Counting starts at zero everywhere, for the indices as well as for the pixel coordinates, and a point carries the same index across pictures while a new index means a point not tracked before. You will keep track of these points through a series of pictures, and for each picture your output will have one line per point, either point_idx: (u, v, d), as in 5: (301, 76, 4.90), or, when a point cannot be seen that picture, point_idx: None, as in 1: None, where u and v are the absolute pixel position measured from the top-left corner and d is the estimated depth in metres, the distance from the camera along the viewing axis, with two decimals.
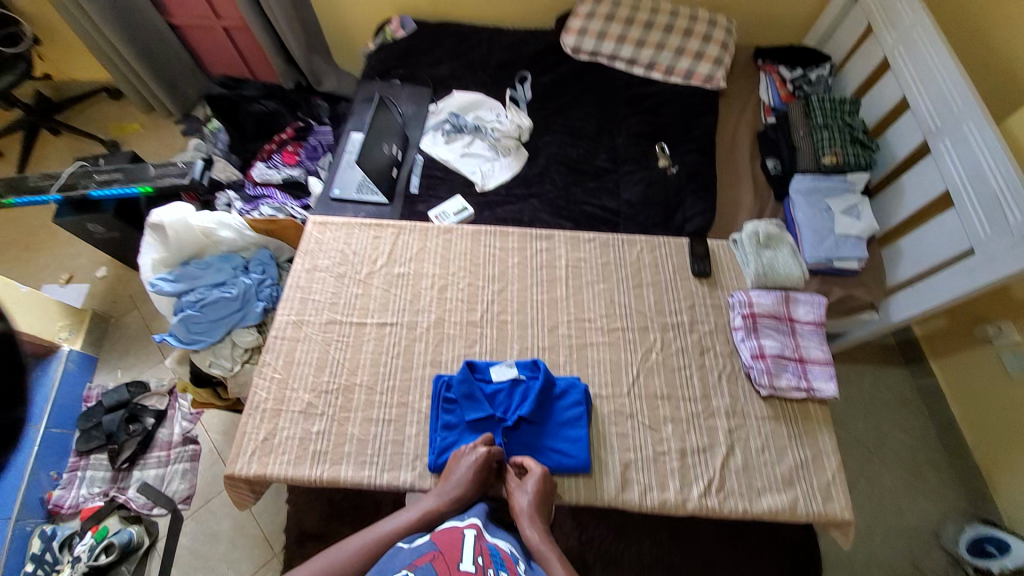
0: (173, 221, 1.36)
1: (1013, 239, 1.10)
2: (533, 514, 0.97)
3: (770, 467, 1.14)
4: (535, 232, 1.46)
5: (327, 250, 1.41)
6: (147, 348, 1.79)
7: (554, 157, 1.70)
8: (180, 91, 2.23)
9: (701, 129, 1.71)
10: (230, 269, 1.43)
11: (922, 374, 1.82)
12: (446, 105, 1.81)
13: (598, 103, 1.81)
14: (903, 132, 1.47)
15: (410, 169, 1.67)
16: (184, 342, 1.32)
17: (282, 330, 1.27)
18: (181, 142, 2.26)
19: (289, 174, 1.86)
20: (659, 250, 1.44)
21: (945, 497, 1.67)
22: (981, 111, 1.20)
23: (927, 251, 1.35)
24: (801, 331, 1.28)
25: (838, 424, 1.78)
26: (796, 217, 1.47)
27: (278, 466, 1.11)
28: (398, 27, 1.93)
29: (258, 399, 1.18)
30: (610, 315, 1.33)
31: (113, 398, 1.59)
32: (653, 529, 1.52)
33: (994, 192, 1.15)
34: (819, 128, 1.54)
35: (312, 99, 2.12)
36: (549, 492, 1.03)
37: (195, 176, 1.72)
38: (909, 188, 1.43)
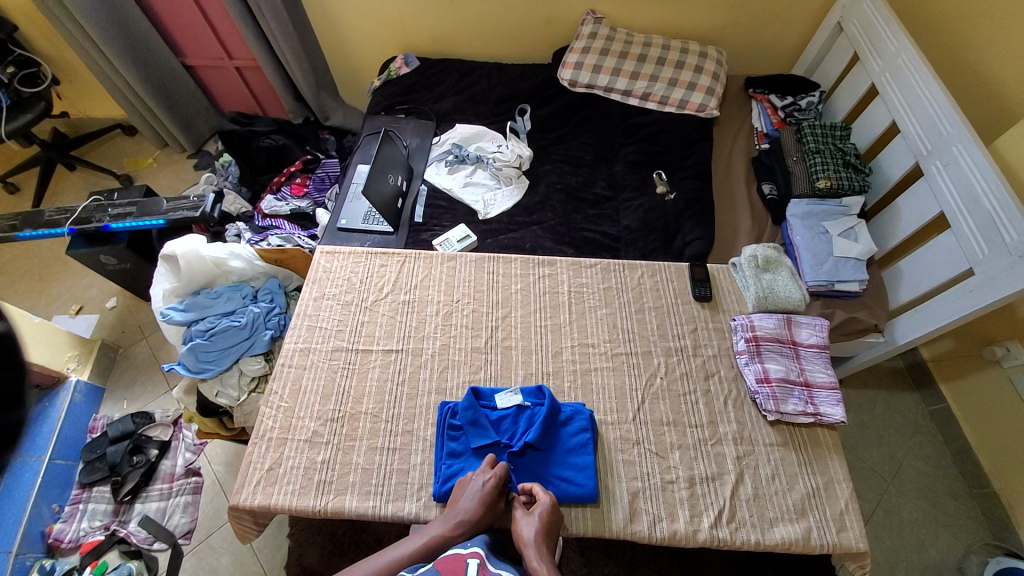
0: (185, 252, 1.39)
1: (1012, 258, 1.11)
2: (539, 544, 0.93)
3: (781, 496, 1.12)
4: (537, 259, 1.48)
5: (334, 278, 1.43)
6: (153, 378, 1.80)
7: (555, 185, 1.75)
8: (193, 127, 2.32)
9: (696, 156, 1.76)
10: (239, 299, 1.45)
11: (934, 398, 1.79)
12: (449, 138, 1.87)
13: (596, 133, 1.87)
14: (895, 156, 1.50)
15: (415, 200, 1.72)
16: (192, 370, 1.33)
17: (288, 358, 1.28)
18: (193, 176, 2.33)
19: (297, 206, 1.92)
20: (659, 274, 1.46)
21: (968, 528, 1.61)
22: (968, 134, 1.23)
23: (927, 271, 1.35)
24: (804, 354, 1.27)
25: (851, 451, 1.74)
26: (794, 240, 1.49)
27: (282, 496, 1.09)
28: (402, 64, 2.02)
29: (264, 428, 1.18)
30: (613, 340, 1.33)
31: (119, 428, 1.59)
32: (665, 566, 1.48)
33: (989, 212, 1.17)
34: (812, 154, 1.57)
35: (319, 134, 2.22)
36: (555, 523, 1.00)
37: (207, 209, 1.75)
38: (905, 210, 1.45)
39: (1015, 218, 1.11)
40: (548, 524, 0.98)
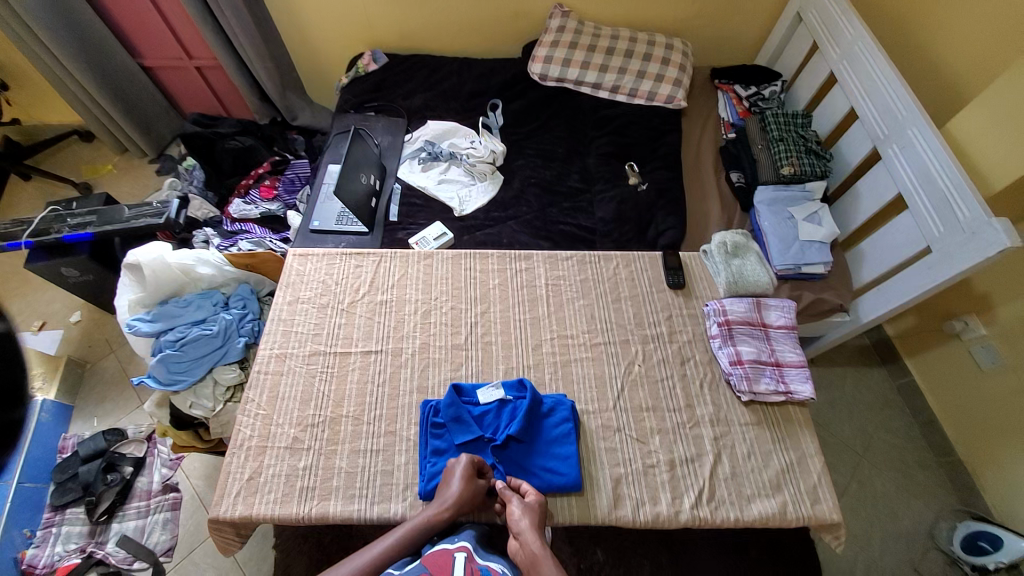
0: (150, 259, 1.36)
1: (965, 235, 1.16)
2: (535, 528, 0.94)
3: (758, 473, 1.16)
4: (514, 253, 1.48)
5: (308, 282, 1.41)
6: (124, 393, 1.74)
7: (529, 180, 1.75)
8: (154, 131, 2.24)
9: (666, 147, 1.79)
10: (210, 306, 1.41)
11: (900, 373, 1.87)
12: (421, 135, 1.86)
13: (567, 126, 1.89)
14: (853, 141, 1.56)
15: (389, 199, 1.70)
16: (163, 383, 1.30)
17: (265, 365, 1.26)
18: (156, 181, 2.25)
19: (267, 209, 1.88)
20: (634, 264, 1.48)
21: (936, 495, 1.69)
22: (922, 117, 1.28)
23: (888, 251, 1.41)
24: (774, 336, 1.32)
25: (825, 428, 1.81)
26: (762, 226, 1.53)
27: (264, 506, 1.08)
28: (369, 60, 1.99)
29: (242, 437, 1.16)
30: (591, 330, 1.35)
31: (90, 447, 1.53)
32: (652, 551, 1.52)
33: (942, 192, 1.23)
34: (776, 141, 1.62)
35: (287, 134, 2.17)
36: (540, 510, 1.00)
37: (172, 215, 1.71)
38: (865, 193, 1.50)
39: (966, 196, 1.17)
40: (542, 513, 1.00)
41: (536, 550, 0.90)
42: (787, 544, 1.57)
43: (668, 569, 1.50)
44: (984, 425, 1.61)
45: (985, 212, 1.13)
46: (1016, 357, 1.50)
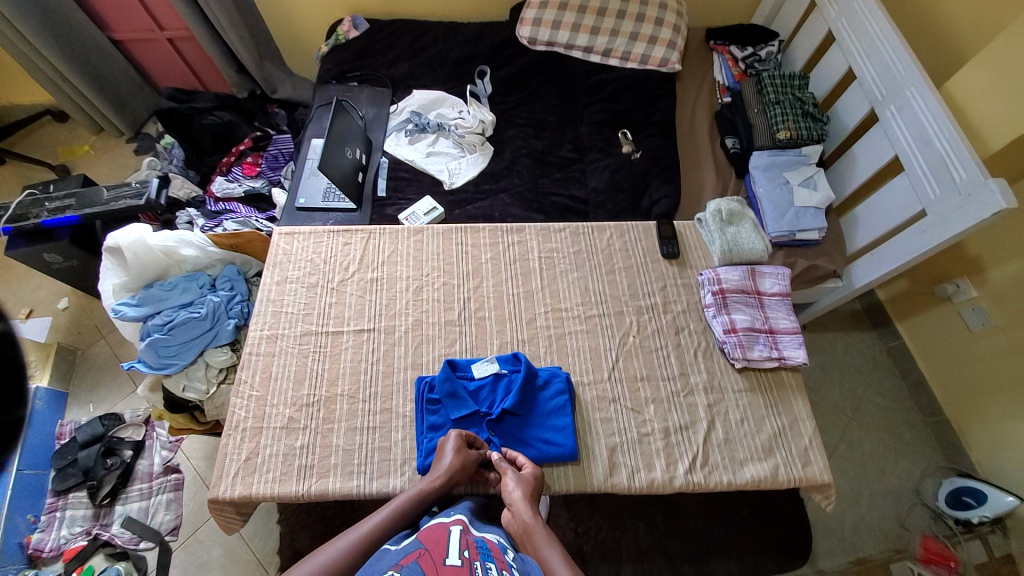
0: (130, 242, 1.31)
1: (961, 197, 1.15)
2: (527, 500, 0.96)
3: (751, 437, 1.18)
4: (505, 226, 1.46)
5: (296, 261, 1.38)
6: (119, 378, 1.73)
7: (520, 150, 1.71)
8: (130, 108, 2.15)
9: (660, 113, 1.74)
10: (197, 288, 1.39)
11: (891, 336, 1.89)
12: (406, 105, 1.79)
13: (558, 94, 1.83)
14: (850, 103, 1.52)
15: (376, 173, 1.66)
16: (155, 367, 1.28)
17: (256, 346, 1.25)
18: (135, 162, 2.18)
19: (251, 186, 1.82)
20: (628, 234, 1.46)
21: (924, 453, 1.74)
22: (921, 76, 1.25)
23: (882, 215, 1.40)
24: (768, 303, 1.31)
25: (817, 392, 1.84)
26: (757, 192, 1.51)
27: (263, 485, 1.08)
28: (350, 27, 1.90)
29: (237, 419, 1.16)
30: (586, 303, 1.35)
31: (88, 432, 1.54)
32: (647, 514, 1.57)
33: (939, 153, 1.20)
34: (772, 105, 1.58)
35: (268, 108, 2.09)
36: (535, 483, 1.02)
37: (151, 195, 1.66)
38: (861, 157, 1.48)
39: (963, 157, 1.15)
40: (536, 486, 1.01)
41: (528, 520, 0.93)
42: (777, 504, 1.62)
43: (663, 530, 1.56)
44: (973, 385, 1.64)
45: (981, 173, 1.11)
46: (1006, 318, 1.52)
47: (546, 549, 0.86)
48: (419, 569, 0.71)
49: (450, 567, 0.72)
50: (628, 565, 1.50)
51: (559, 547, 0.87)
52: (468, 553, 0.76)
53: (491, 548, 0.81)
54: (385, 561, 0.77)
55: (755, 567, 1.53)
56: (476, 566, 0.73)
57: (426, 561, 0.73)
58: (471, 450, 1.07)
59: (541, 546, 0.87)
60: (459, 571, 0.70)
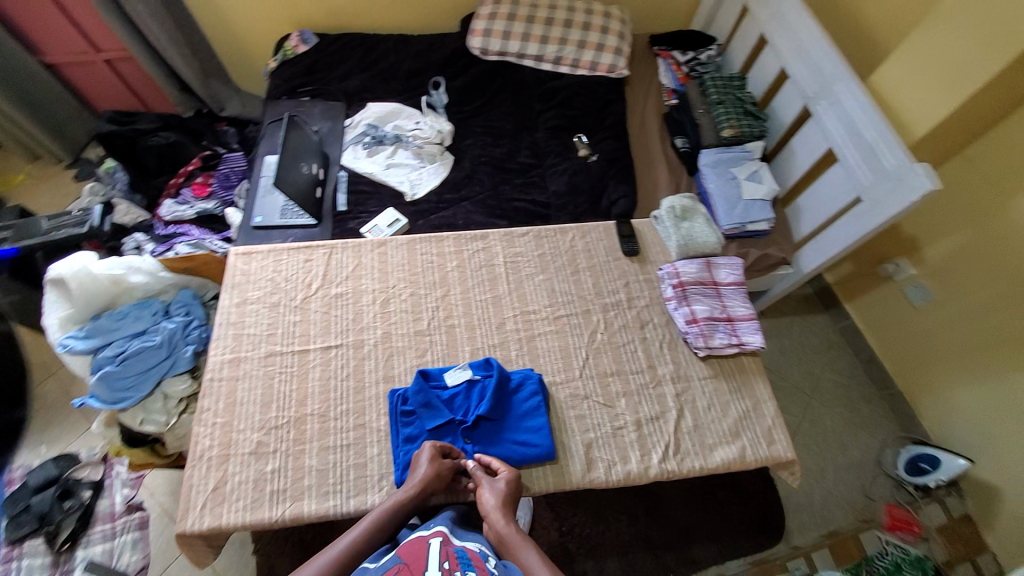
0: (74, 272, 1.26)
1: (893, 181, 1.25)
2: (504, 507, 0.98)
3: (718, 421, 1.23)
4: (469, 234, 1.47)
5: (255, 281, 1.34)
6: (72, 417, 1.61)
7: (480, 158, 1.73)
8: (67, 133, 2.04)
9: (613, 117, 1.80)
10: (150, 316, 1.32)
11: (840, 317, 2.01)
12: (362, 118, 1.78)
13: (513, 102, 1.86)
14: (786, 100, 1.63)
15: (335, 187, 1.63)
16: (109, 402, 1.21)
17: (218, 372, 1.20)
18: (75, 189, 2.05)
19: (202, 208, 1.76)
20: (590, 235, 1.50)
21: (880, 425, 1.85)
22: (847, 72, 1.35)
23: (823, 203, 1.50)
24: (725, 292, 1.38)
25: (778, 374, 1.94)
26: (708, 188, 1.59)
27: (234, 514, 1.04)
28: (298, 42, 1.87)
29: (202, 448, 1.11)
30: (553, 304, 1.37)
31: (41, 475, 1.44)
32: (628, 506, 1.61)
33: (870, 142, 1.30)
34: (715, 105, 1.67)
35: (216, 126, 2.02)
36: (515, 491, 1.03)
37: (94, 223, 1.61)
38: (799, 150, 1.58)
39: (891, 144, 1.25)
40: (513, 490, 1.02)
41: (503, 528, 0.95)
42: (749, 485, 1.70)
43: (644, 521, 1.60)
44: (918, 355, 1.76)
45: (908, 158, 1.21)
46: (945, 291, 1.64)
47: (524, 554, 0.90)
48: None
49: None
50: (613, 559, 1.53)
51: (536, 551, 0.91)
52: (448, 564, 0.78)
53: (472, 556, 0.82)
54: None
55: (733, 547, 1.59)
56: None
57: None
58: (447, 460, 1.07)
59: (519, 552, 0.91)
60: None
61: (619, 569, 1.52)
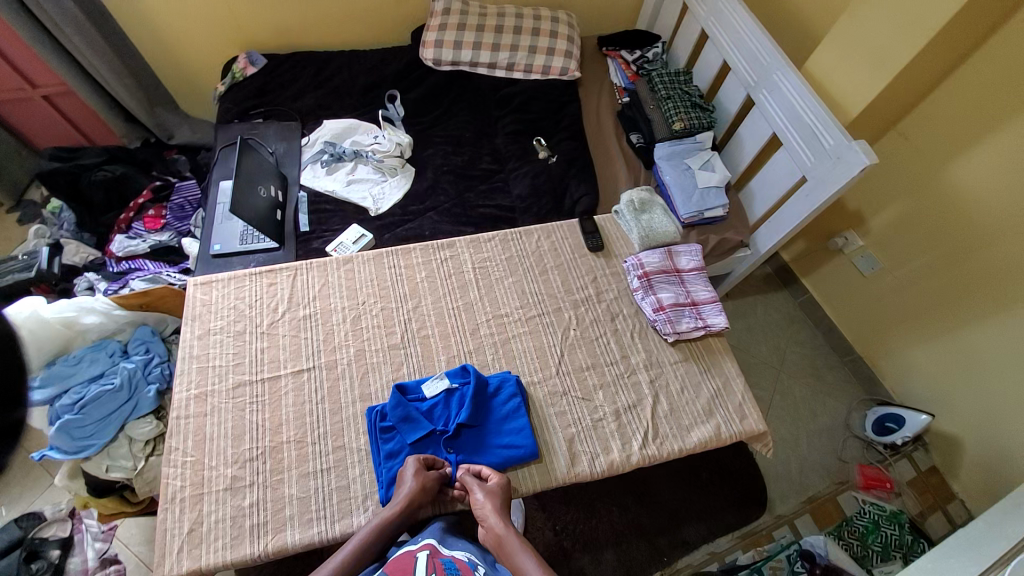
0: (23, 318, 1.20)
1: (833, 160, 1.32)
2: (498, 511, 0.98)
3: (692, 402, 1.27)
4: (436, 243, 1.47)
5: (217, 311, 1.31)
6: (31, 473, 1.53)
7: (442, 168, 1.74)
8: (5, 175, 1.94)
9: (568, 118, 1.85)
10: (107, 357, 1.28)
11: (800, 292, 2.11)
12: (319, 136, 1.77)
13: (470, 110, 1.88)
14: (730, 91, 1.70)
15: (296, 208, 1.61)
16: (70, 452, 1.16)
17: (184, 408, 1.17)
18: (20, 234, 1.95)
19: (156, 241, 1.70)
20: (555, 234, 1.53)
21: (846, 391, 1.95)
22: (783, 61, 1.43)
23: (772, 186, 1.57)
24: (687, 278, 1.43)
25: (748, 353, 2.01)
26: (664, 180, 1.64)
27: (212, 554, 1.01)
28: (246, 63, 1.84)
29: (173, 490, 1.07)
30: (525, 305, 1.39)
31: (2, 540, 1.35)
32: (618, 497, 1.64)
33: (809, 126, 1.38)
34: (665, 100, 1.72)
35: (165, 155, 1.96)
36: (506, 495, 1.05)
37: (42, 263, 1.57)
38: (746, 137, 1.65)
39: (828, 125, 1.33)
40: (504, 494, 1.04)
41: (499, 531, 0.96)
42: (731, 462, 1.76)
43: (635, 509, 1.63)
44: (872, 321, 1.87)
45: (846, 137, 1.29)
46: (889, 259, 1.75)
47: (520, 557, 0.91)
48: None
49: None
50: (609, 551, 1.55)
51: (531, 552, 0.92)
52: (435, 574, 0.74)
53: (460, 567, 0.80)
54: None
55: (721, 525, 1.64)
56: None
57: None
58: (432, 471, 1.07)
59: (515, 556, 0.91)
60: None
61: (616, 560, 1.54)
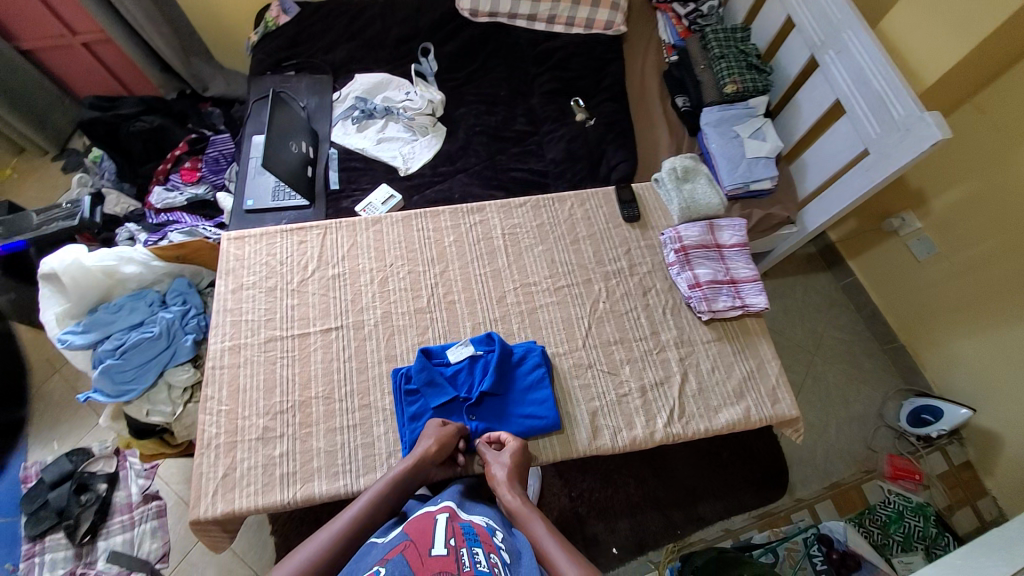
0: (65, 266, 1.23)
1: (901, 132, 1.20)
2: (511, 482, 1.00)
3: (723, 383, 1.23)
4: (466, 206, 1.44)
5: (250, 266, 1.33)
6: (80, 412, 1.64)
7: (474, 128, 1.68)
8: (52, 124, 1.98)
9: (610, 78, 1.74)
10: (146, 307, 1.32)
11: (844, 274, 1.99)
12: (350, 91, 1.72)
13: (507, 66, 1.80)
14: (791, 51, 1.55)
15: (327, 165, 1.59)
16: (113, 395, 1.22)
17: (219, 359, 1.20)
18: (65, 182, 2.01)
19: (193, 194, 1.73)
20: (589, 202, 1.47)
21: (884, 380, 1.86)
22: (857, 18, 1.28)
23: (828, 159, 1.45)
24: (728, 254, 1.35)
25: (781, 336, 1.93)
26: (710, 149, 1.54)
27: (245, 498, 1.06)
28: (279, 12, 1.78)
29: (209, 436, 1.12)
30: (553, 275, 1.35)
31: (56, 471, 1.47)
32: (635, 470, 1.64)
33: (877, 93, 1.25)
34: (717, 60, 1.59)
35: (201, 107, 1.95)
36: (525, 460, 1.06)
37: (85, 214, 1.57)
38: (805, 103, 1.51)
39: (900, 94, 1.20)
40: (519, 463, 1.04)
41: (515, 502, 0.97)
42: (755, 444, 1.72)
43: (651, 483, 1.63)
44: (921, 310, 1.75)
45: (918, 107, 1.16)
46: (949, 244, 1.62)
47: (532, 525, 0.92)
48: (404, 563, 0.69)
49: (436, 558, 0.70)
50: (623, 521, 1.57)
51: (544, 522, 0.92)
52: (454, 540, 0.75)
53: (478, 532, 0.81)
54: (370, 557, 0.76)
55: (738, 504, 1.63)
56: (463, 554, 0.72)
57: (412, 552, 0.71)
58: (449, 425, 1.09)
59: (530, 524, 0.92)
60: (446, 563, 0.69)
61: (629, 530, 1.56)
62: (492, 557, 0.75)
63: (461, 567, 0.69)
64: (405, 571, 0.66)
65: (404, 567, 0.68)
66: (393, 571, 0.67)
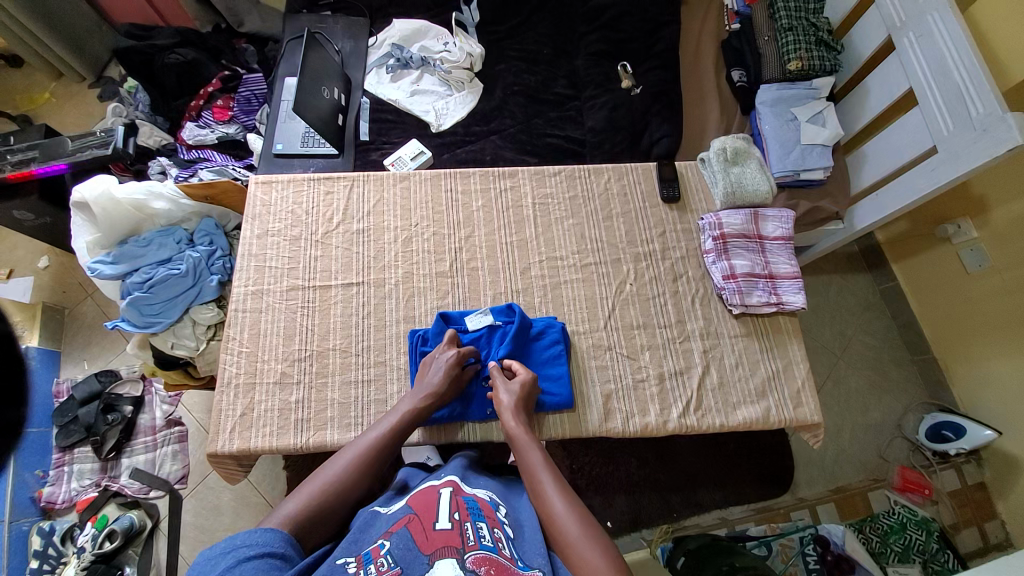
0: (96, 196, 1.24)
1: (976, 133, 1.08)
2: (516, 410, 1.00)
3: (744, 380, 1.19)
4: (497, 170, 1.38)
5: (276, 212, 1.31)
6: (110, 335, 1.70)
7: (512, 87, 1.61)
8: (89, 50, 1.96)
9: (663, 42, 1.63)
10: (173, 244, 1.33)
11: (885, 278, 1.88)
12: (387, 37, 1.65)
13: (553, 22, 1.70)
14: (868, 29, 1.39)
15: (358, 114, 1.55)
16: (139, 326, 1.25)
17: (241, 302, 1.21)
18: (101, 110, 2.00)
19: (224, 132, 1.71)
20: (627, 177, 1.40)
21: (908, 391, 1.79)
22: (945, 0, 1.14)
23: (890, 155, 1.33)
24: (769, 247, 1.28)
25: (808, 334, 1.86)
26: (762, 130, 1.44)
27: (260, 438, 1.09)
28: None
29: (228, 375, 1.15)
30: (581, 251, 1.30)
31: (85, 390, 1.53)
32: (639, 450, 1.64)
33: (957, 86, 1.12)
34: (784, 32, 1.45)
35: (235, 43, 1.90)
36: (531, 395, 1.07)
37: (118, 143, 1.55)
38: (874, 90, 1.38)
39: (981, 88, 1.08)
40: (525, 395, 1.05)
41: (518, 429, 0.98)
42: (765, 439, 1.70)
43: (653, 465, 1.63)
44: (962, 324, 1.65)
45: (999, 106, 1.04)
46: (1004, 258, 1.50)
47: (533, 456, 0.92)
48: (409, 537, 0.70)
49: (441, 532, 0.71)
50: (620, 496, 1.59)
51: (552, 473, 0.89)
52: (458, 514, 0.76)
53: (482, 506, 0.81)
54: (374, 527, 0.76)
55: (738, 495, 1.62)
56: (467, 528, 0.73)
57: (416, 527, 0.72)
58: (462, 373, 1.09)
59: (528, 454, 0.93)
60: (450, 538, 0.70)
61: (626, 507, 1.58)
62: (496, 532, 0.76)
63: (465, 541, 0.70)
64: (409, 546, 0.68)
65: (408, 541, 0.69)
66: (397, 545, 0.69)
